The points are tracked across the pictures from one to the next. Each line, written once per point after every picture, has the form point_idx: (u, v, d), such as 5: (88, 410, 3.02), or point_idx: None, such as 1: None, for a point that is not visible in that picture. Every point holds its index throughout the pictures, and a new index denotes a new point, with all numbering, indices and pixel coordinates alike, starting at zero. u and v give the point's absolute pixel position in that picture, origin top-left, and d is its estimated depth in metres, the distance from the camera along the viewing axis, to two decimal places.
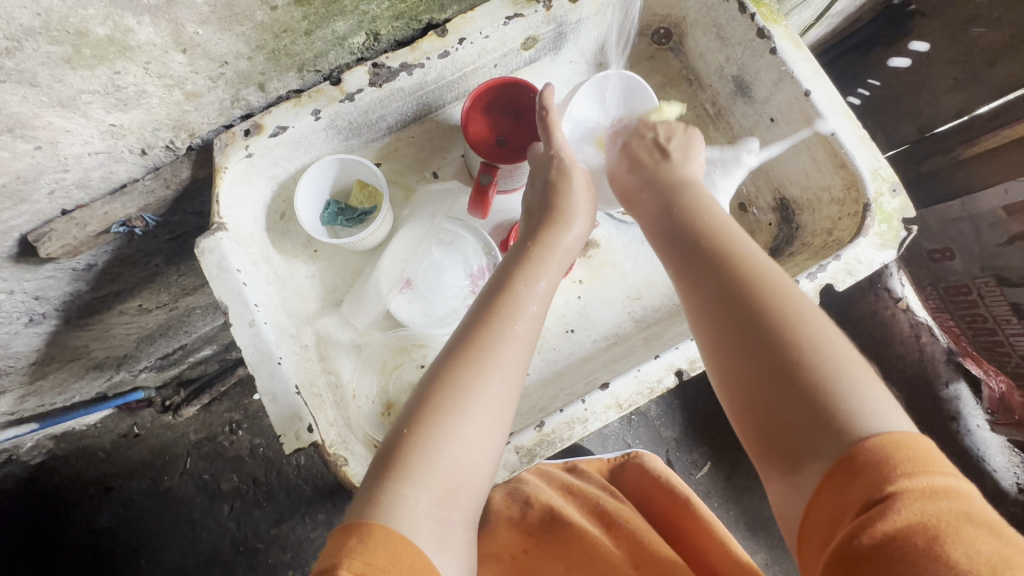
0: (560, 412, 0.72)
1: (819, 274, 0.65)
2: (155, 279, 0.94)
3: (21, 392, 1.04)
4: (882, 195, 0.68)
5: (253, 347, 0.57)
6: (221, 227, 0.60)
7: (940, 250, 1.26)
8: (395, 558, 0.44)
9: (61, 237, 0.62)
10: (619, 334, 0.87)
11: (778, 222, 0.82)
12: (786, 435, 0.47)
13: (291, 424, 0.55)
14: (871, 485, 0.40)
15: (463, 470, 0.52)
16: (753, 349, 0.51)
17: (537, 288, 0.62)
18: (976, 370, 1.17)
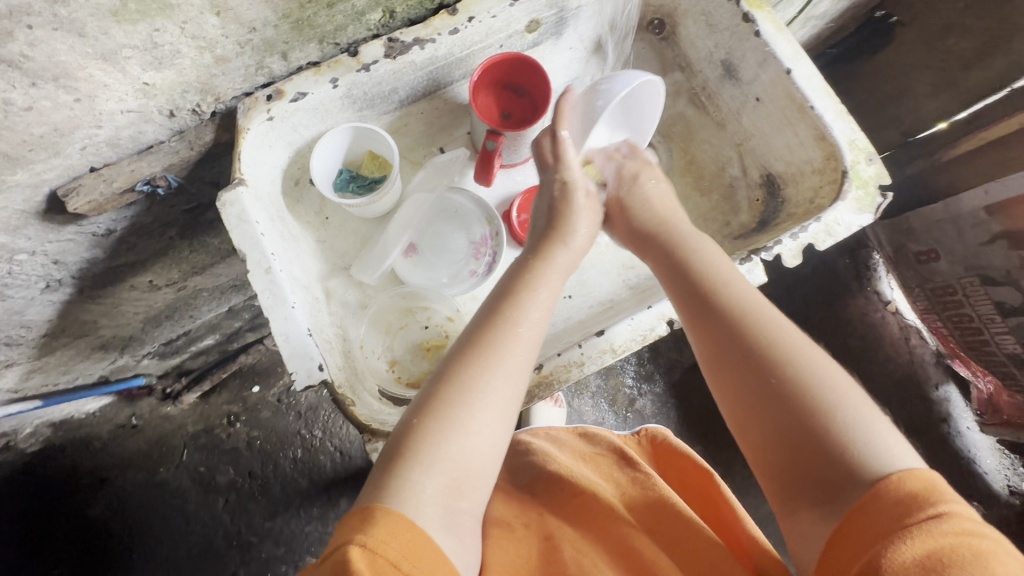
0: (557, 355, 0.76)
1: (801, 233, 0.71)
2: (168, 254, 0.98)
3: (27, 367, 1.05)
4: (859, 162, 0.73)
5: (268, 291, 0.60)
6: (241, 181, 0.64)
7: (925, 252, 1.32)
8: (395, 533, 0.48)
9: (89, 192, 0.65)
10: (615, 300, 0.91)
11: (764, 198, 0.86)
12: (808, 476, 0.55)
13: (303, 361, 0.58)
14: (898, 518, 0.47)
15: (471, 464, 0.57)
16: (770, 402, 0.59)
17: (539, 297, 0.68)
18: (966, 372, 1.37)
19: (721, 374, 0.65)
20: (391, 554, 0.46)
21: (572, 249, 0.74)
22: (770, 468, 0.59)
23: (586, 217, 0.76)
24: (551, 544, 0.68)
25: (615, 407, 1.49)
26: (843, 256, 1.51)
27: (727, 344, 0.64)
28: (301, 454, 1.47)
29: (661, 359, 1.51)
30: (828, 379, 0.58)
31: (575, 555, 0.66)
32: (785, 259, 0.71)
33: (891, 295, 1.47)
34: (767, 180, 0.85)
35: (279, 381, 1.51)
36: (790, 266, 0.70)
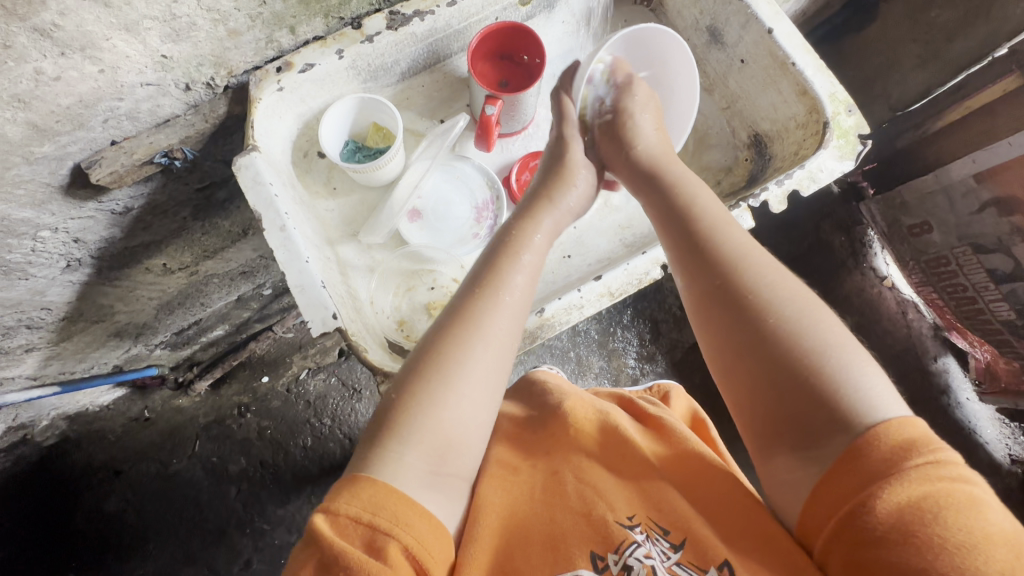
0: (559, 300, 0.88)
1: (786, 180, 0.77)
2: (181, 235, 1.02)
3: (46, 353, 1.07)
4: (840, 113, 0.78)
5: (283, 247, 0.66)
6: (254, 148, 0.69)
7: (918, 225, 1.35)
8: (356, 493, 0.53)
9: (111, 163, 0.69)
10: (613, 257, 1.02)
11: (752, 156, 0.92)
12: (796, 420, 0.57)
13: (318, 310, 0.64)
14: (887, 463, 0.49)
15: (453, 436, 0.60)
16: (763, 346, 0.60)
17: (523, 260, 0.72)
18: (962, 344, 1.39)
19: (712, 317, 0.66)
20: (353, 511, 0.52)
21: (561, 210, 0.80)
22: (754, 416, 0.61)
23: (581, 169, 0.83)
24: (556, 479, 0.70)
25: (619, 386, 1.51)
26: (838, 233, 1.53)
27: (716, 299, 0.66)
28: (310, 443, 1.48)
29: (662, 339, 1.54)
30: (828, 335, 0.59)
31: (578, 485, 0.68)
32: (771, 204, 0.77)
33: (886, 270, 1.48)
34: (755, 139, 0.91)
35: (288, 370, 1.52)
36: (776, 210, 0.76)
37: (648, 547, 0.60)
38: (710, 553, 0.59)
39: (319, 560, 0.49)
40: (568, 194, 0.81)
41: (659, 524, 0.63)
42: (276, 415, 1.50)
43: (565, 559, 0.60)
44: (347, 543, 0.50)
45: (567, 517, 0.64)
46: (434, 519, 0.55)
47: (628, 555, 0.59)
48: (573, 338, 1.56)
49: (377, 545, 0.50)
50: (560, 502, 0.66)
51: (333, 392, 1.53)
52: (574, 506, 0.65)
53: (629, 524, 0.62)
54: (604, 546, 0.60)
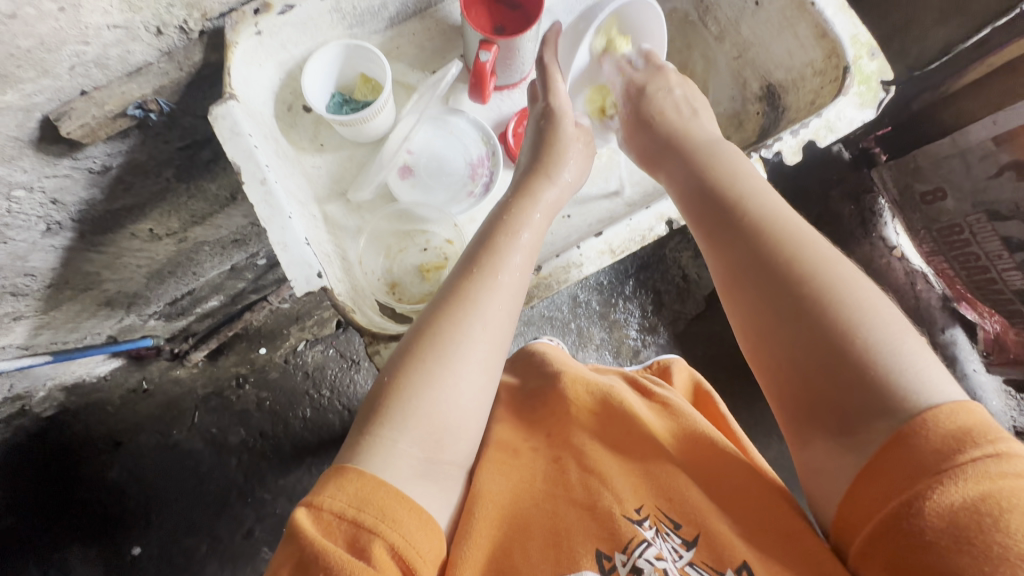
0: (557, 258, 0.86)
1: (802, 130, 0.80)
2: (165, 198, 0.97)
3: (35, 322, 1.02)
4: (862, 58, 0.82)
5: (265, 202, 0.70)
6: (231, 97, 0.72)
7: (931, 192, 1.30)
8: (342, 484, 0.51)
9: (81, 115, 0.68)
10: (614, 216, 0.99)
11: (765, 109, 0.98)
12: (834, 403, 0.54)
13: (303, 269, 0.70)
14: (935, 457, 0.48)
15: (448, 419, 0.58)
16: (797, 325, 0.58)
17: (521, 238, 0.71)
18: (971, 315, 1.35)
19: (742, 295, 0.64)
20: (336, 506, 0.50)
21: (559, 185, 0.80)
22: (787, 401, 0.59)
23: (573, 147, 0.82)
24: (558, 466, 0.68)
25: (620, 358, 1.48)
26: (847, 202, 1.45)
27: (744, 278, 0.64)
28: (309, 414, 1.47)
29: (665, 310, 1.51)
30: (878, 311, 0.56)
31: (583, 476, 0.65)
32: (785, 155, 0.81)
33: (897, 240, 1.41)
34: (768, 90, 0.97)
35: (286, 341, 1.49)
36: (790, 161, 0.80)
37: (659, 545, 0.58)
38: (725, 552, 0.57)
39: (299, 557, 0.47)
40: (565, 169, 0.80)
41: (670, 516, 0.61)
42: (274, 387, 1.47)
43: (568, 555, 0.57)
44: (330, 542, 0.48)
45: (571, 509, 0.62)
46: (424, 514, 0.53)
47: (637, 556, 0.56)
48: (573, 309, 1.53)
49: (361, 544, 0.48)
50: (563, 493, 0.64)
51: (331, 363, 1.51)
52: (579, 499, 0.63)
53: (638, 518, 0.60)
54: (610, 544, 0.57)
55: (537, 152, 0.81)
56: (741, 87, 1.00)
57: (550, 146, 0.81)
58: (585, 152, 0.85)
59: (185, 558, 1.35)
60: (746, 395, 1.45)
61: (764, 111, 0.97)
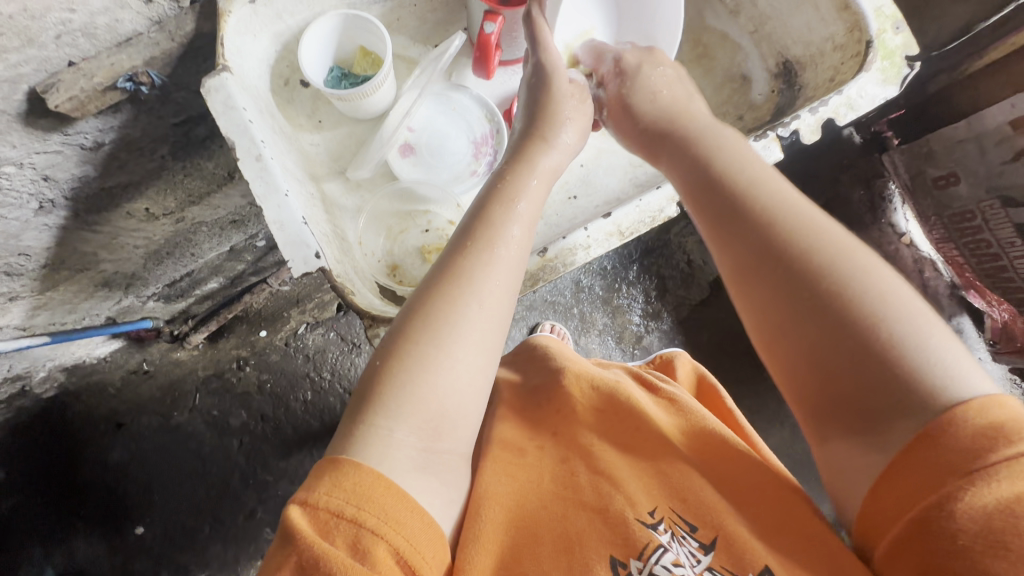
0: (563, 240, 0.84)
1: (821, 108, 0.79)
2: (161, 175, 0.94)
3: (31, 303, 0.99)
4: (885, 33, 0.80)
5: (260, 178, 0.69)
6: (225, 69, 0.71)
7: (943, 177, 1.26)
8: (339, 482, 0.50)
9: (68, 87, 0.66)
10: (620, 196, 0.98)
11: (780, 87, 0.97)
12: (854, 403, 0.54)
13: (300, 249, 0.68)
14: (965, 456, 0.47)
15: (445, 406, 0.56)
16: (812, 321, 0.56)
17: (517, 208, 0.69)
18: (979, 303, 1.32)
19: (751, 295, 0.62)
20: (333, 504, 0.48)
21: (557, 148, 0.77)
22: (803, 395, 0.58)
23: (569, 106, 0.79)
24: (568, 467, 0.68)
25: (622, 343, 1.47)
26: (858, 186, 1.42)
27: (756, 262, 0.61)
28: (311, 397, 1.46)
29: (668, 296, 1.49)
30: (893, 296, 0.55)
31: (592, 476, 0.65)
32: (803, 134, 0.80)
33: (905, 226, 1.38)
34: (785, 67, 0.96)
35: (286, 324, 1.48)
36: (808, 140, 0.79)
37: (676, 551, 0.57)
38: (746, 557, 0.57)
39: (296, 559, 0.46)
40: (563, 131, 0.77)
41: (686, 520, 0.61)
42: (275, 369, 1.46)
43: (581, 561, 0.57)
44: (327, 544, 0.47)
45: (581, 513, 0.61)
46: (427, 516, 0.52)
47: (653, 562, 0.55)
48: (576, 294, 1.51)
49: (362, 547, 0.47)
50: (574, 496, 0.64)
51: (332, 346, 1.49)
52: (589, 501, 0.63)
53: (652, 522, 0.60)
54: (624, 552, 0.57)
55: (532, 115, 0.79)
56: (758, 62, 0.99)
57: (546, 106, 0.78)
58: (581, 112, 0.81)
59: (189, 538, 1.36)
60: (748, 381, 1.45)
61: (779, 89, 0.97)
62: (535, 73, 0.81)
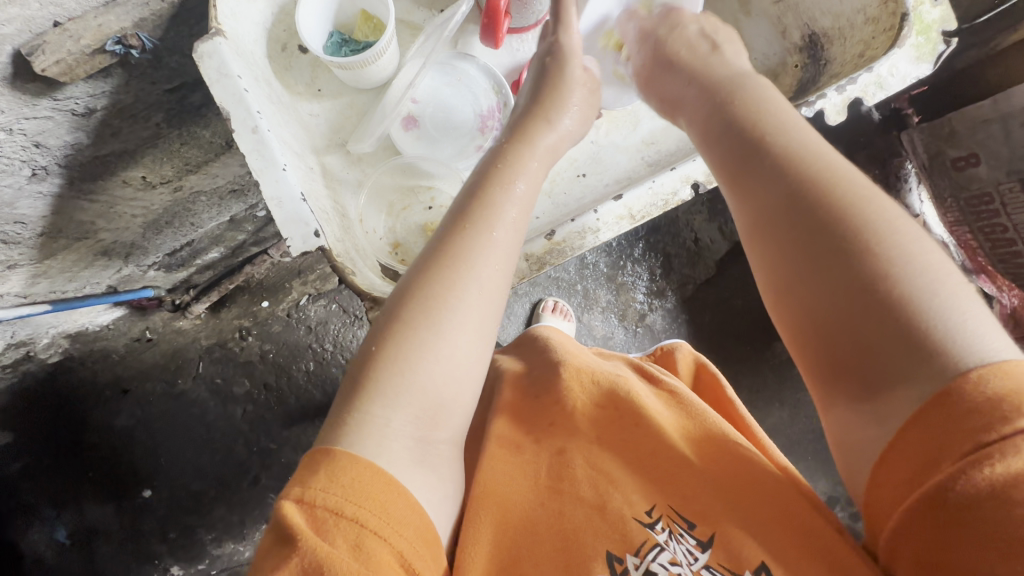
0: (572, 223, 0.83)
1: (849, 86, 0.75)
2: (157, 143, 0.90)
3: (30, 271, 0.98)
4: (923, 5, 0.76)
5: (256, 151, 0.67)
6: (217, 33, 0.68)
7: (964, 157, 1.21)
8: (335, 477, 0.49)
9: (55, 50, 0.64)
10: (631, 176, 0.97)
11: (803, 63, 0.95)
12: (860, 362, 0.52)
13: (299, 228, 0.66)
14: (974, 427, 0.45)
15: (441, 396, 0.56)
16: (825, 276, 0.54)
17: (517, 189, 0.66)
18: (988, 288, 1.28)
19: (763, 243, 0.61)
20: (331, 502, 0.47)
21: (559, 133, 0.75)
22: (808, 360, 0.57)
23: (575, 91, 0.77)
24: (561, 459, 0.69)
25: (625, 321, 1.46)
26: (873, 166, 1.39)
27: (774, 219, 0.59)
28: (313, 367, 1.47)
29: (673, 274, 1.47)
30: (918, 263, 0.52)
31: (589, 472, 0.67)
32: (827, 114, 0.77)
33: (920, 208, 1.33)
34: (810, 40, 0.93)
35: (287, 296, 1.45)
36: (832, 121, 0.76)
37: (672, 549, 0.60)
38: (744, 555, 0.59)
39: (296, 562, 0.45)
40: (565, 115, 0.76)
41: (682, 516, 0.63)
42: (277, 339, 1.46)
43: (579, 559, 0.60)
44: (326, 543, 0.46)
45: (579, 509, 0.64)
46: (427, 516, 0.52)
47: (650, 560, 0.59)
48: (580, 271, 1.49)
49: (362, 546, 0.46)
50: (571, 492, 0.65)
51: (334, 318, 1.49)
52: (587, 498, 0.65)
53: (650, 521, 0.62)
54: (622, 547, 0.60)
55: (536, 97, 0.77)
56: (782, 35, 0.96)
57: (553, 87, 0.76)
58: (590, 98, 0.80)
59: (195, 502, 1.38)
60: (749, 361, 1.45)
61: (804, 64, 0.94)
62: (552, 53, 0.79)
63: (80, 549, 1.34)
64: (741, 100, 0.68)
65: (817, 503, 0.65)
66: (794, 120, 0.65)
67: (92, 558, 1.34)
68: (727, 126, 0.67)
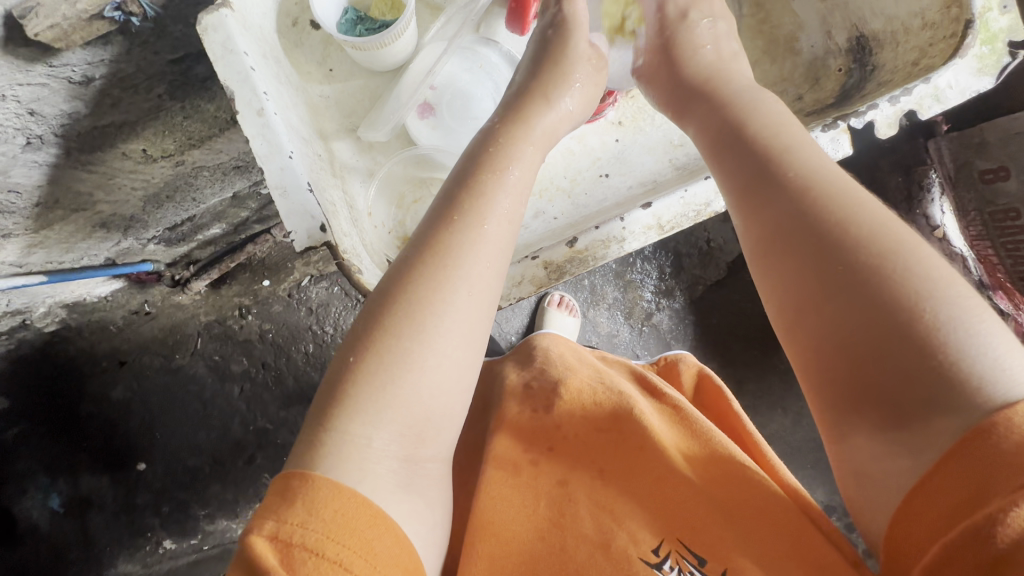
0: (596, 230, 0.79)
1: (903, 98, 0.72)
2: (158, 115, 0.86)
3: (26, 241, 0.95)
4: (990, 13, 0.71)
5: (263, 139, 0.64)
6: (224, 5, 0.64)
7: (993, 170, 1.16)
8: (313, 510, 0.46)
9: (49, 15, 0.60)
10: (657, 178, 0.93)
11: (850, 65, 0.90)
12: (880, 393, 0.49)
13: (304, 221, 0.64)
14: (1015, 466, 0.42)
15: (432, 400, 0.53)
16: (845, 299, 0.51)
17: (509, 174, 0.63)
18: (1005, 305, 1.24)
19: (774, 261, 0.57)
20: (309, 540, 0.45)
21: (558, 112, 0.71)
22: (817, 388, 0.54)
23: (581, 66, 0.74)
24: (563, 491, 0.68)
25: (632, 319, 1.43)
26: (896, 173, 1.34)
27: (787, 237, 0.56)
28: (312, 349, 1.42)
29: (684, 274, 1.43)
30: (946, 287, 0.49)
31: (592, 509, 0.66)
32: (877, 127, 0.74)
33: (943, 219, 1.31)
34: (858, 43, 0.89)
35: (289, 276, 1.41)
36: (883, 134, 0.73)
37: None
38: None
39: None
40: (566, 95, 0.71)
41: (693, 554, 0.62)
42: (277, 319, 1.42)
43: None
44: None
45: (581, 547, 0.64)
46: (411, 551, 0.49)
47: None
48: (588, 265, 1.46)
49: None
50: (572, 527, 0.65)
51: (336, 300, 1.44)
52: (588, 535, 0.64)
53: (657, 560, 0.62)
54: None
55: (537, 70, 0.73)
56: (826, 36, 0.92)
57: (555, 66, 0.72)
58: (594, 86, 0.76)
59: (189, 478, 1.37)
60: (756, 367, 1.42)
61: (849, 69, 0.90)
62: (554, 25, 0.76)
63: (73, 519, 1.33)
64: (757, 116, 0.65)
65: (824, 527, 0.63)
66: (808, 141, 0.62)
67: (84, 528, 1.33)
68: (745, 140, 0.63)
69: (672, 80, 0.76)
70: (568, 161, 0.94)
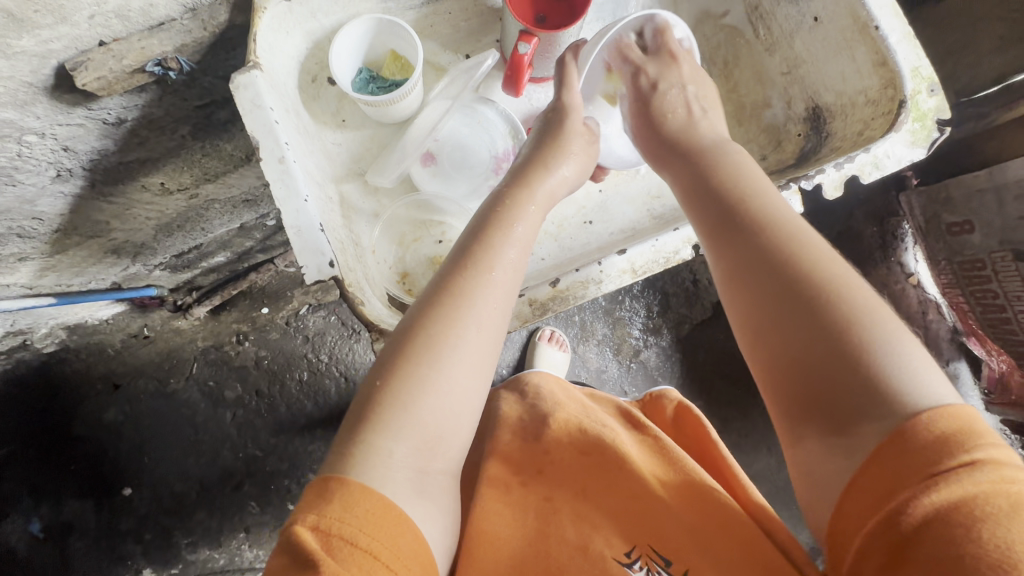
0: (576, 272, 0.85)
1: (846, 164, 0.81)
2: (179, 154, 0.93)
3: (41, 263, 0.99)
4: (921, 94, 0.82)
5: (282, 182, 0.71)
6: (255, 66, 0.72)
7: (959, 223, 1.22)
8: (349, 506, 0.50)
9: (97, 68, 0.67)
10: (636, 226, 1.01)
11: (807, 132, 0.99)
12: (820, 399, 0.54)
13: (315, 257, 0.70)
14: (928, 462, 0.47)
15: (437, 419, 0.57)
16: (791, 318, 0.57)
17: (516, 230, 0.69)
18: (979, 351, 1.33)
19: (736, 283, 0.64)
20: (346, 531, 0.49)
21: (557, 178, 0.78)
22: (777, 399, 0.59)
23: (578, 142, 0.81)
24: (550, 506, 0.72)
25: (620, 356, 1.48)
26: (871, 223, 1.42)
27: (746, 266, 0.63)
28: (306, 377, 1.46)
29: (670, 313, 1.49)
30: (872, 310, 0.55)
31: (575, 521, 0.70)
32: (825, 188, 0.82)
33: (915, 267, 1.39)
34: (813, 112, 0.98)
35: (288, 304, 1.46)
36: (830, 195, 0.81)
37: None
38: None
39: None
40: (564, 163, 0.79)
41: (660, 555, 0.67)
42: (273, 347, 1.46)
43: None
44: (339, 566, 0.46)
45: (564, 550, 0.68)
46: (427, 556, 0.53)
47: None
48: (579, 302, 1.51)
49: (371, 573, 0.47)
50: (557, 534, 0.69)
51: (332, 329, 1.48)
52: (569, 539, 0.69)
53: (628, 560, 0.66)
54: None
55: (541, 142, 0.81)
56: (787, 104, 1.01)
57: (554, 138, 0.80)
58: (591, 150, 0.83)
59: (176, 503, 1.37)
60: (740, 406, 1.46)
61: (807, 134, 0.99)
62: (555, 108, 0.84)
63: (53, 544, 1.32)
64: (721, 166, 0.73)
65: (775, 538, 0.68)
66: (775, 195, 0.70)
67: (64, 553, 1.32)
68: (711, 189, 0.71)
69: (655, 139, 0.83)
70: (556, 209, 1.01)
